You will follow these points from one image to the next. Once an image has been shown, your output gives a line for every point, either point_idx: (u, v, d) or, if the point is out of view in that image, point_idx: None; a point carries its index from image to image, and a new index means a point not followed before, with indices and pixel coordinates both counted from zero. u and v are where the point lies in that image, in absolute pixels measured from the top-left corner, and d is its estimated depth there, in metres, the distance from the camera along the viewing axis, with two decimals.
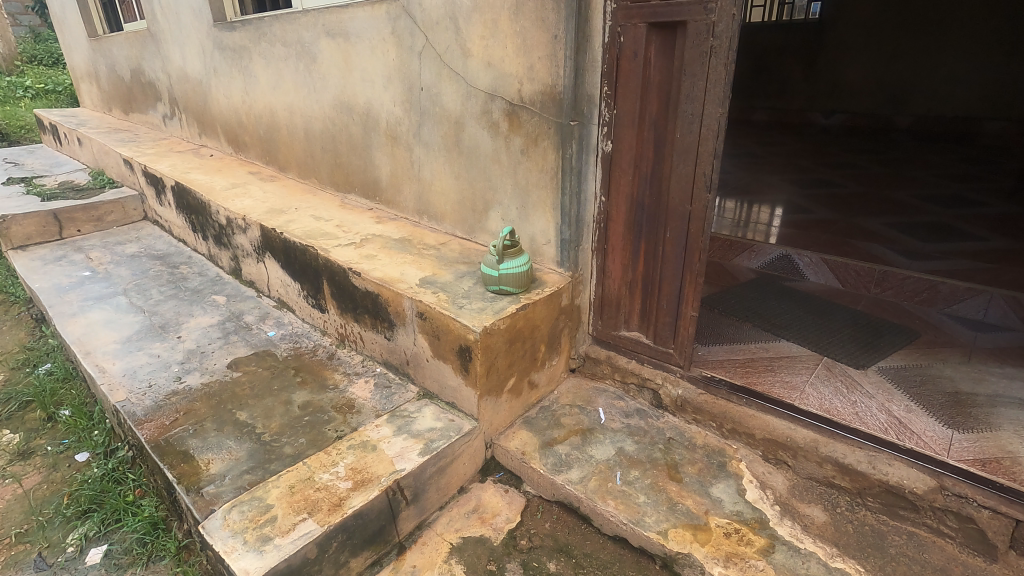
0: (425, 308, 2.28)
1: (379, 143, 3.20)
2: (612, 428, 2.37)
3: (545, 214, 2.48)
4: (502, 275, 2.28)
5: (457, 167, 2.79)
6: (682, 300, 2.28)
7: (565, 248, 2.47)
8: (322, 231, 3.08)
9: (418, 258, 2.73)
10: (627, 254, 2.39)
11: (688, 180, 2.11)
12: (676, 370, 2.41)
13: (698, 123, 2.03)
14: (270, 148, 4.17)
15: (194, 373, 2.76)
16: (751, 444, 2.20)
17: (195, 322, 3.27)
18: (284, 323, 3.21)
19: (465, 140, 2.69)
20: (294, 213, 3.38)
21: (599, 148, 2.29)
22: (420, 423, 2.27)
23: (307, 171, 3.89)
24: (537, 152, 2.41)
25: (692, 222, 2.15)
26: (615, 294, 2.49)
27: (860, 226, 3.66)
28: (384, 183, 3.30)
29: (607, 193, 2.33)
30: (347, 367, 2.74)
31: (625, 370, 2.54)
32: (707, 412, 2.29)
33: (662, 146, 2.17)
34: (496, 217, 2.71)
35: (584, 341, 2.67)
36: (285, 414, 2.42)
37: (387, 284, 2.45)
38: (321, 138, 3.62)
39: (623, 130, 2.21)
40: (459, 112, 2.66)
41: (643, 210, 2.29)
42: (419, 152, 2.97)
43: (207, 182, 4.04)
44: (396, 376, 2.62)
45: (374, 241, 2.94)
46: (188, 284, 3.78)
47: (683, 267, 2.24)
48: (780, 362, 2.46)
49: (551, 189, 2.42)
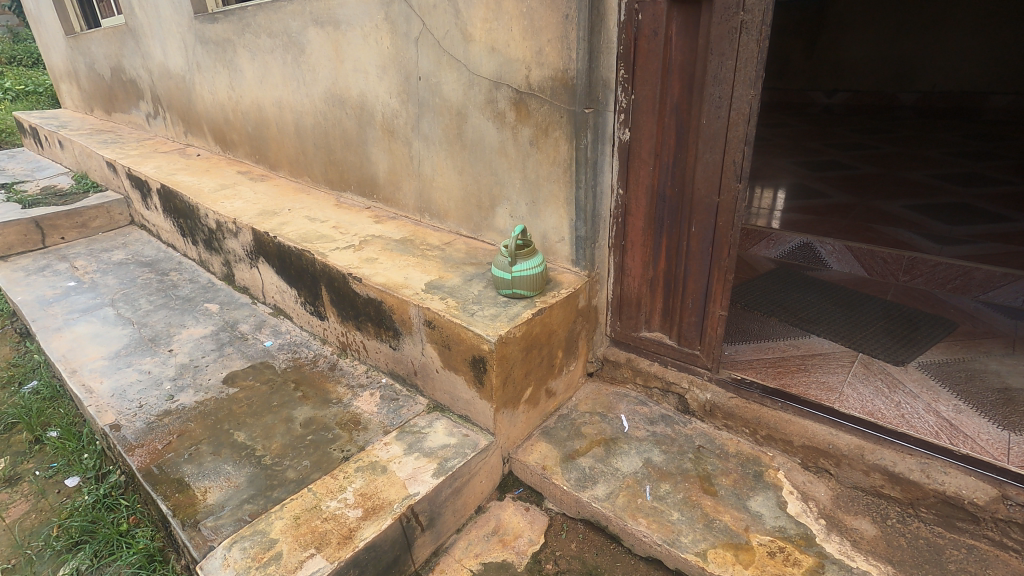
0: (433, 316, 2.11)
1: (375, 138, 3.01)
2: (637, 437, 2.22)
3: (557, 209, 2.31)
4: (516, 277, 2.11)
5: (460, 161, 2.61)
6: (709, 299, 2.13)
7: (581, 245, 2.30)
8: (318, 234, 2.89)
9: (422, 260, 2.56)
10: (647, 250, 2.23)
11: (716, 169, 1.95)
12: (703, 373, 2.26)
13: (726, 107, 1.86)
14: (260, 146, 3.97)
15: (187, 391, 2.59)
16: (788, 451, 2.05)
17: (188, 333, 3.10)
18: (282, 332, 3.04)
19: (469, 133, 2.51)
20: (287, 214, 3.20)
21: (616, 137, 2.12)
22: (432, 440, 2.11)
23: (300, 170, 3.69)
24: (548, 143, 2.23)
25: (721, 215, 1.99)
26: (635, 293, 2.33)
27: (880, 210, 3.49)
28: (382, 180, 3.11)
29: (626, 186, 2.17)
30: (350, 378, 2.58)
31: (647, 374, 2.39)
32: (739, 418, 2.14)
33: (684, 133, 1.99)
34: (504, 213, 2.53)
35: (602, 343, 2.51)
36: (286, 433, 2.26)
37: (391, 291, 2.28)
38: (313, 133, 3.42)
39: (642, 117, 2.04)
40: (461, 103, 2.48)
41: (665, 203, 2.13)
42: (418, 146, 2.78)
43: (194, 184, 3.84)
44: (404, 388, 2.45)
45: (374, 242, 2.77)
46: (179, 292, 3.61)
47: (711, 264, 2.08)
48: (812, 360, 2.30)
49: (564, 183, 2.24)
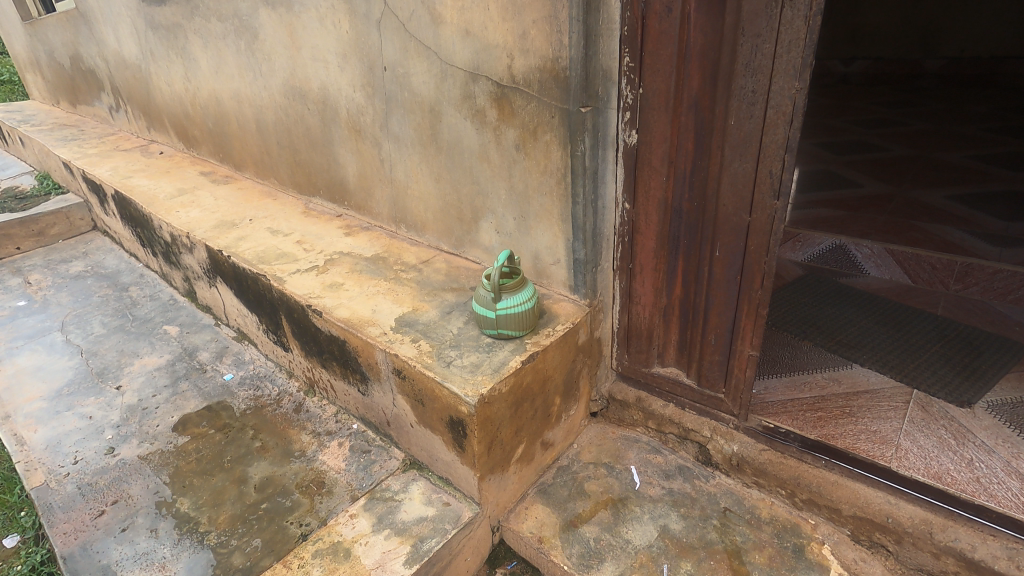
0: (402, 365, 1.75)
1: (341, 137, 2.60)
2: (650, 497, 1.88)
3: (551, 227, 1.93)
4: (501, 316, 1.74)
5: (436, 167, 2.22)
6: (737, 336, 1.77)
7: (580, 270, 1.92)
8: (279, 251, 2.51)
9: (395, 285, 2.19)
10: (660, 275, 1.87)
11: (746, 182, 1.57)
12: (728, 420, 1.91)
13: (761, 104, 1.46)
14: (222, 144, 3.56)
15: (130, 442, 2.25)
16: (834, 520, 1.70)
17: (140, 364, 2.74)
18: (245, 361, 2.68)
19: (445, 134, 2.11)
20: (247, 226, 2.81)
21: (621, 141, 1.73)
22: (407, 511, 1.77)
23: (265, 171, 3.29)
24: (537, 148, 1.83)
25: (751, 238, 1.62)
26: (645, 324, 1.97)
27: (919, 202, 3.09)
28: (352, 185, 2.71)
29: (633, 200, 1.80)
30: (316, 424, 2.23)
31: (661, 417, 2.03)
32: (773, 477, 1.79)
33: (706, 136, 1.60)
34: (489, 229, 2.15)
35: (606, 378, 2.15)
36: (237, 500, 1.92)
37: (355, 330, 1.92)
38: (274, 130, 3.01)
39: (652, 116, 1.65)
40: (434, 98, 2.07)
41: (682, 220, 1.75)
42: (389, 148, 2.38)
43: (150, 188, 3.45)
44: (377, 437, 2.11)
45: (341, 262, 2.40)
46: (137, 311, 3.25)
47: (738, 294, 1.71)
48: (858, 401, 1.93)
49: (558, 197, 1.86)
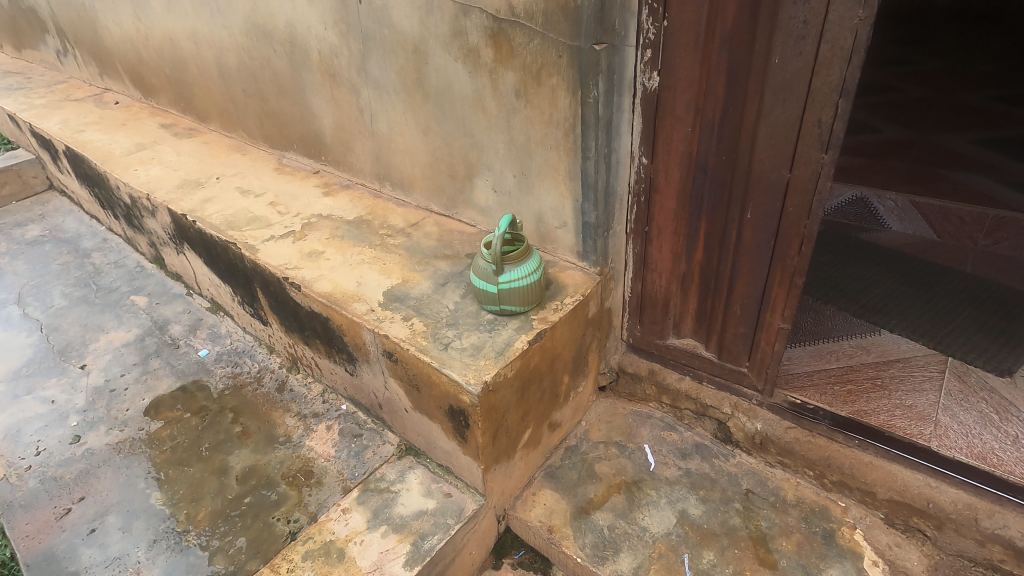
0: (394, 348, 1.56)
1: (314, 84, 2.30)
2: (667, 478, 1.75)
3: (556, 186, 1.70)
4: (503, 291, 1.54)
5: (424, 117, 1.95)
6: (766, 307, 1.59)
7: (590, 234, 1.71)
8: (250, 215, 2.26)
9: (382, 253, 1.96)
10: (680, 239, 1.66)
11: (788, 133, 1.34)
12: (751, 395, 1.76)
13: (813, 39, 1.22)
14: (183, 92, 3.21)
15: (98, 428, 2.06)
16: (867, 503, 1.58)
17: (106, 340, 2.51)
18: (221, 335, 2.47)
19: (433, 79, 1.83)
20: (215, 185, 2.53)
21: (640, 85, 1.49)
22: (405, 504, 1.62)
23: (232, 122, 2.97)
24: (541, 94, 1.58)
25: (790, 198, 1.41)
26: (661, 292, 1.78)
27: (942, 148, 2.89)
28: (329, 138, 2.43)
29: (651, 154, 1.57)
30: (302, 405, 2.05)
31: (677, 392, 1.88)
32: (801, 457, 1.67)
33: (742, 78, 1.36)
34: (486, 187, 1.92)
35: (616, 350, 1.98)
36: (218, 494, 1.76)
37: (339, 306, 1.71)
38: (238, 76, 2.68)
39: (679, 55, 1.40)
40: (419, 36, 1.79)
41: (708, 176, 1.53)
42: (369, 95, 2.09)
43: (104, 143, 3.11)
44: (369, 419, 1.94)
45: (320, 226, 2.15)
46: (101, 280, 2.98)
47: (771, 261, 1.52)
48: (890, 372, 1.79)
49: (565, 152, 1.62)
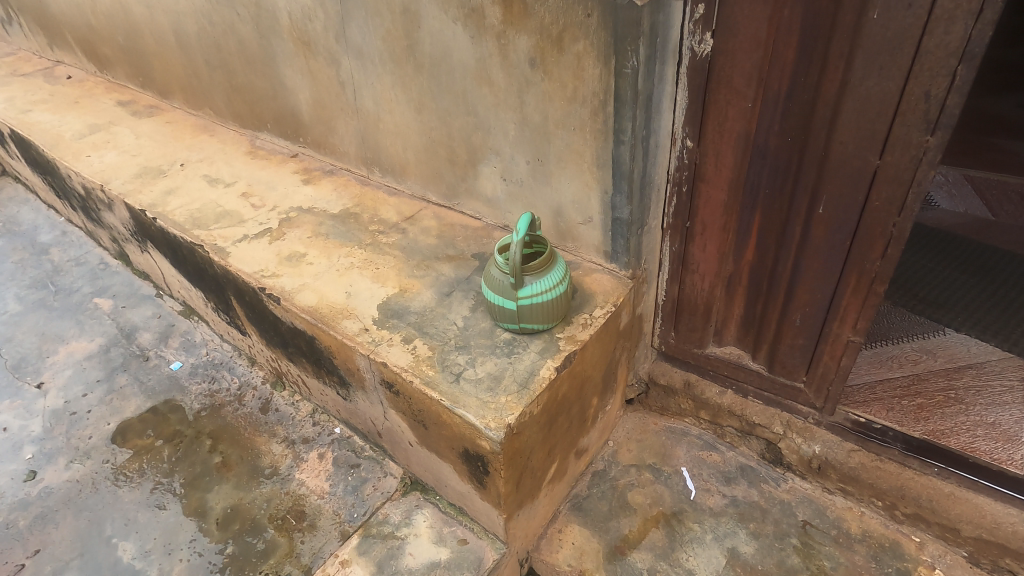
0: (394, 379, 1.30)
1: (286, 52, 1.97)
2: (710, 509, 1.53)
3: (581, 175, 1.42)
4: (523, 308, 1.28)
5: (417, 93, 1.65)
6: (834, 317, 1.34)
7: (621, 232, 1.43)
8: (219, 210, 1.95)
9: (374, 254, 1.69)
10: (729, 236, 1.40)
11: (882, 109, 1.06)
12: (807, 413, 1.54)
13: None
14: (139, 64, 2.84)
15: (57, 461, 1.80)
16: (947, 539, 1.39)
17: (66, 353, 2.23)
18: (196, 344, 2.19)
19: (427, 46, 1.52)
20: (178, 173, 2.21)
21: (688, 50, 1.20)
22: (414, 553, 1.39)
23: (196, 98, 2.62)
24: (563, 64, 1.28)
25: (876, 190, 1.14)
26: (703, 297, 1.53)
27: (989, 111, 2.61)
28: (306, 117, 2.11)
29: (698, 136, 1.29)
30: (289, 429, 1.81)
31: (717, 407, 1.65)
32: (867, 485, 1.45)
33: (823, 40, 1.07)
34: (493, 175, 1.63)
35: (646, 358, 1.74)
36: (196, 544, 1.53)
37: (325, 325, 1.44)
38: (199, 45, 2.33)
39: (742, 10, 1.11)
40: None
41: (768, 163, 1.26)
42: (351, 66, 1.77)
43: (52, 124, 2.75)
44: (367, 446, 1.71)
45: (301, 222, 1.86)
46: (60, 279, 2.67)
47: (844, 264, 1.26)
48: (963, 382, 1.57)
49: (593, 134, 1.33)
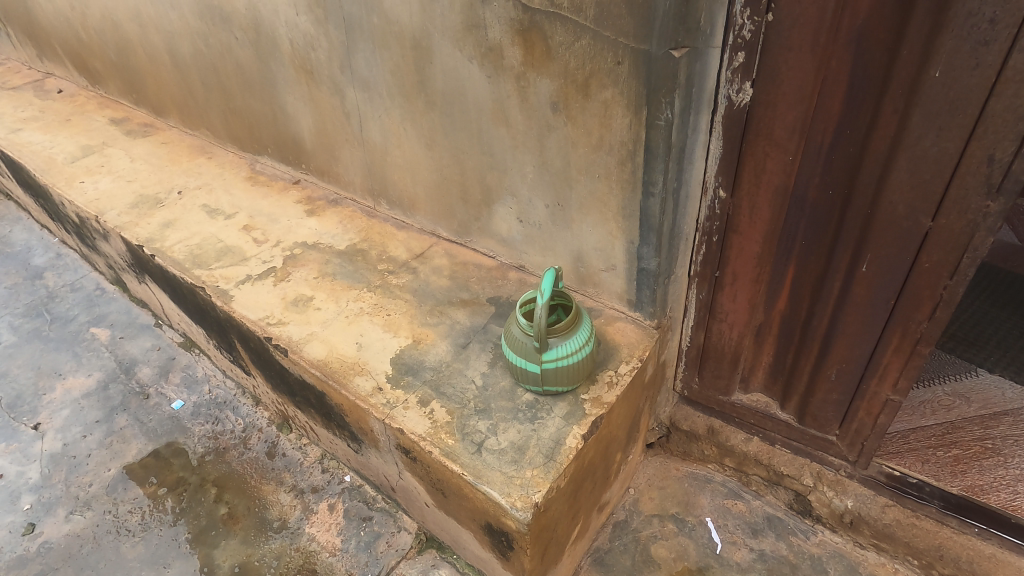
0: (411, 446, 1.23)
1: (287, 79, 1.87)
2: (738, 564, 1.47)
3: (604, 223, 1.34)
4: (547, 371, 1.21)
5: (428, 129, 1.56)
6: (873, 374, 1.28)
7: (647, 282, 1.36)
8: (220, 245, 1.87)
9: (384, 298, 1.61)
10: (761, 287, 1.33)
11: (938, 170, 0.99)
12: (838, 464, 1.48)
13: (1001, 45, 0.85)
14: (132, 81, 2.73)
15: (56, 513, 1.74)
16: None
17: (63, 390, 2.15)
18: (198, 381, 2.12)
19: (439, 82, 1.43)
20: (176, 203, 2.13)
21: (725, 99, 1.12)
22: None
23: (193, 118, 2.52)
24: (588, 111, 1.20)
25: (927, 251, 1.07)
26: (731, 345, 1.46)
27: None
28: (309, 144, 2.02)
29: (732, 186, 1.22)
30: (298, 477, 1.75)
31: (743, 455, 1.59)
32: (903, 543, 1.40)
33: (875, 94, 0.99)
34: (509, 215, 1.55)
35: (667, 402, 1.68)
36: None
37: (336, 383, 1.37)
38: (195, 66, 2.23)
39: (786, 61, 1.03)
40: (419, 27, 1.37)
41: (807, 216, 1.19)
42: (357, 97, 1.68)
43: (43, 145, 2.65)
44: (380, 497, 1.65)
45: (306, 260, 1.78)
46: (55, 307, 2.59)
47: (887, 323, 1.20)
48: (1000, 430, 1.53)
49: (619, 184, 1.25)
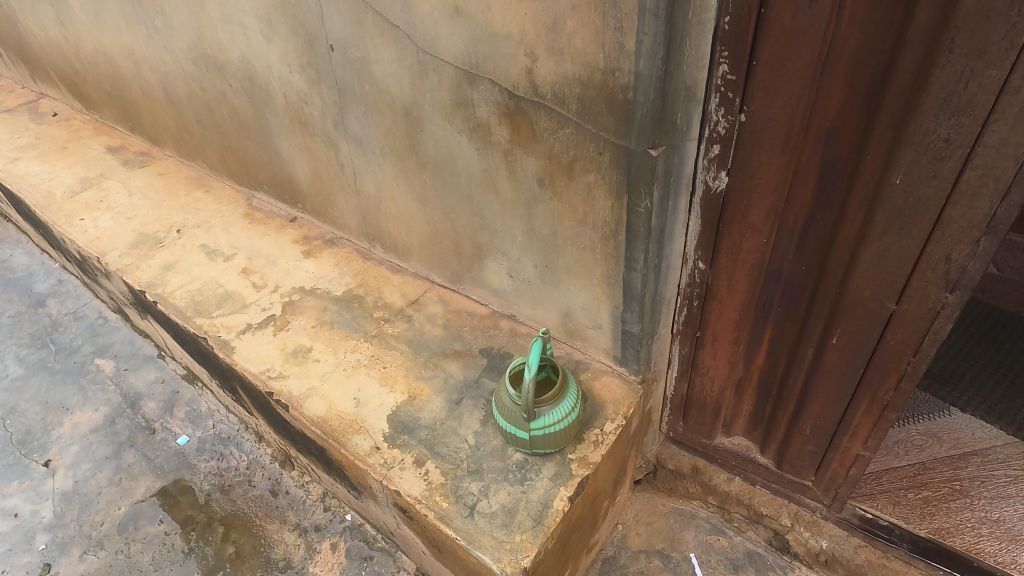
0: (408, 507, 1.31)
1: (282, 127, 1.91)
2: None
3: (590, 287, 1.40)
4: (536, 437, 1.29)
5: (420, 187, 1.61)
6: (845, 432, 1.35)
7: (631, 343, 1.42)
8: (220, 291, 1.93)
9: (380, 349, 1.67)
10: (740, 347, 1.39)
11: (901, 263, 1.04)
12: (814, 506, 1.56)
13: (955, 162, 0.90)
14: (127, 111, 2.75)
15: (70, 553, 1.82)
16: None
17: (71, 425, 2.22)
18: (203, 416, 2.19)
19: (430, 148, 1.48)
20: (176, 243, 2.17)
21: (703, 184, 1.17)
22: None
23: (189, 151, 2.55)
24: (573, 190, 1.25)
25: (892, 331, 1.13)
26: (713, 396, 1.53)
27: None
28: (305, 187, 2.06)
29: (711, 259, 1.27)
30: (301, 515, 1.83)
31: (725, 495, 1.66)
32: None
33: (842, 191, 1.04)
34: (499, 270, 1.61)
35: (653, 442, 1.75)
36: None
37: (336, 441, 1.44)
38: (190, 105, 2.26)
39: (759, 156, 1.08)
40: (410, 98, 1.41)
41: (782, 289, 1.24)
42: (350, 152, 1.73)
43: (40, 177, 2.68)
44: (380, 537, 1.74)
45: (304, 307, 1.84)
46: (59, 336, 2.63)
47: (857, 389, 1.26)
48: (968, 471, 1.62)
49: (603, 256, 1.31)
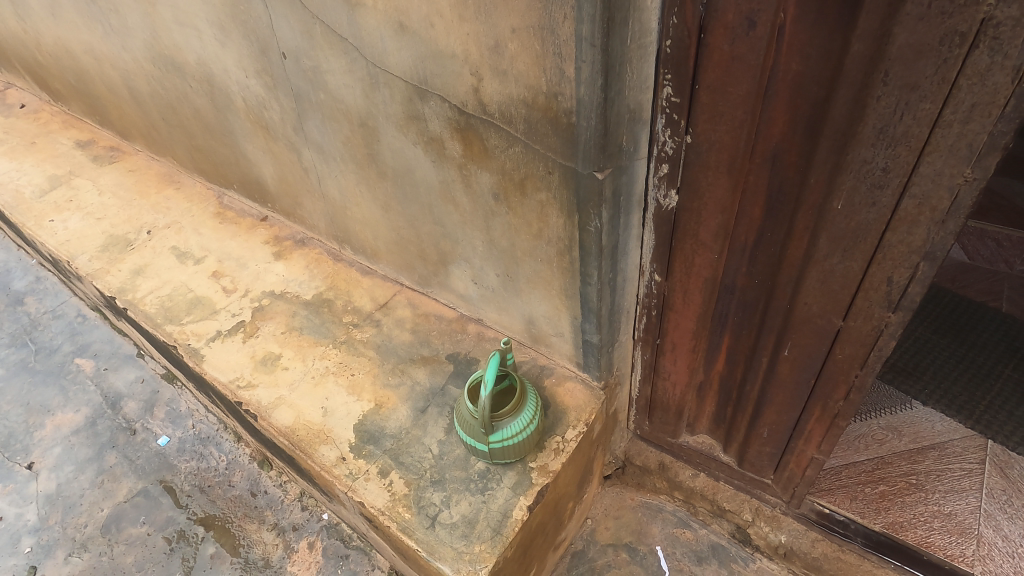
0: (373, 517, 1.34)
1: (245, 130, 1.88)
2: None
3: (549, 297, 1.41)
4: (496, 449, 1.31)
5: (382, 195, 1.60)
6: (799, 436, 1.38)
7: (591, 351, 1.44)
8: (191, 296, 1.93)
9: (348, 355, 1.69)
10: (698, 355, 1.41)
11: (846, 284, 1.05)
12: (774, 502, 1.60)
13: (894, 190, 0.90)
14: (94, 105, 2.70)
15: (55, 555, 1.87)
16: None
17: (53, 427, 2.24)
18: (182, 416, 2.21)
19: (387, 158, 1.46)
20: (146, 245, 2.16)
21: (655, 202, 1.17)
22: None
23: (157, 148, 2.51)
24: (527, 207, 1.24)
25: (840, 346, 1.14)
26: (675, 399, 1.55)
27: None
28: (272, 188, 2.04)
29: (666, 272, 1.28)
30: (279, 515, 1.88)
31: (690, 491, 1.70)
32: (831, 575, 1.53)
33: (788, 212, 1.04)
34: (464, 276, 1.61)
35: (621, 440, 1.78)
36: None
37: (303, 452, 1.46)
38: (154, 104, 2.21)
39: (707, 176, 1.07)
40: (364, 109, 1.39)
41: (736, 302, 1.25)
42: (313, 158, 1.71)
43: (8, 175, 2.64)
44: (355, 536, 1.80)
45: (274, 311, 1.85)
46: (38, 336, 2.63)
47: (810, 398, 1.28)
48: (925, 465, 1.66)
49: (560, 269, 1.31)
